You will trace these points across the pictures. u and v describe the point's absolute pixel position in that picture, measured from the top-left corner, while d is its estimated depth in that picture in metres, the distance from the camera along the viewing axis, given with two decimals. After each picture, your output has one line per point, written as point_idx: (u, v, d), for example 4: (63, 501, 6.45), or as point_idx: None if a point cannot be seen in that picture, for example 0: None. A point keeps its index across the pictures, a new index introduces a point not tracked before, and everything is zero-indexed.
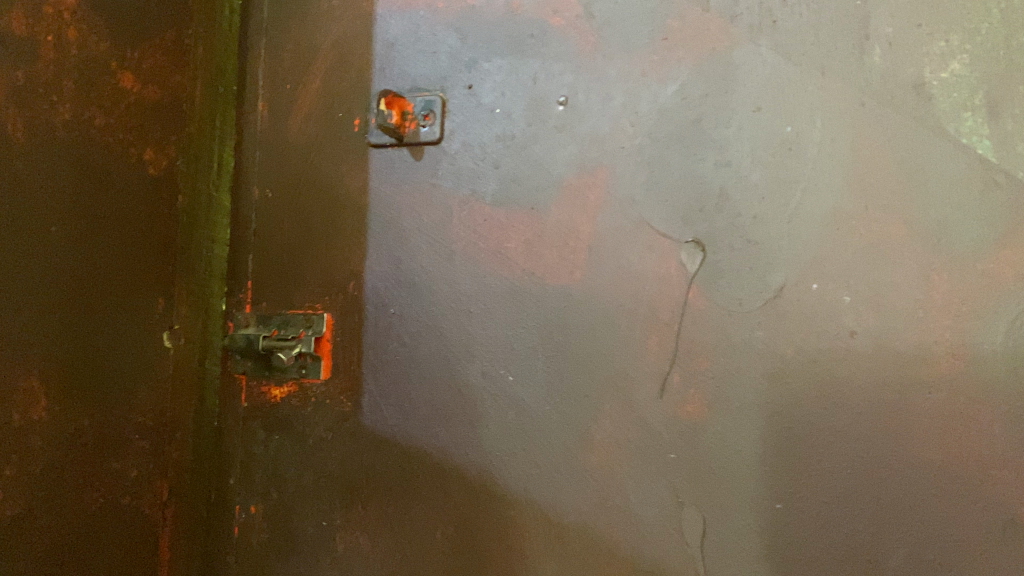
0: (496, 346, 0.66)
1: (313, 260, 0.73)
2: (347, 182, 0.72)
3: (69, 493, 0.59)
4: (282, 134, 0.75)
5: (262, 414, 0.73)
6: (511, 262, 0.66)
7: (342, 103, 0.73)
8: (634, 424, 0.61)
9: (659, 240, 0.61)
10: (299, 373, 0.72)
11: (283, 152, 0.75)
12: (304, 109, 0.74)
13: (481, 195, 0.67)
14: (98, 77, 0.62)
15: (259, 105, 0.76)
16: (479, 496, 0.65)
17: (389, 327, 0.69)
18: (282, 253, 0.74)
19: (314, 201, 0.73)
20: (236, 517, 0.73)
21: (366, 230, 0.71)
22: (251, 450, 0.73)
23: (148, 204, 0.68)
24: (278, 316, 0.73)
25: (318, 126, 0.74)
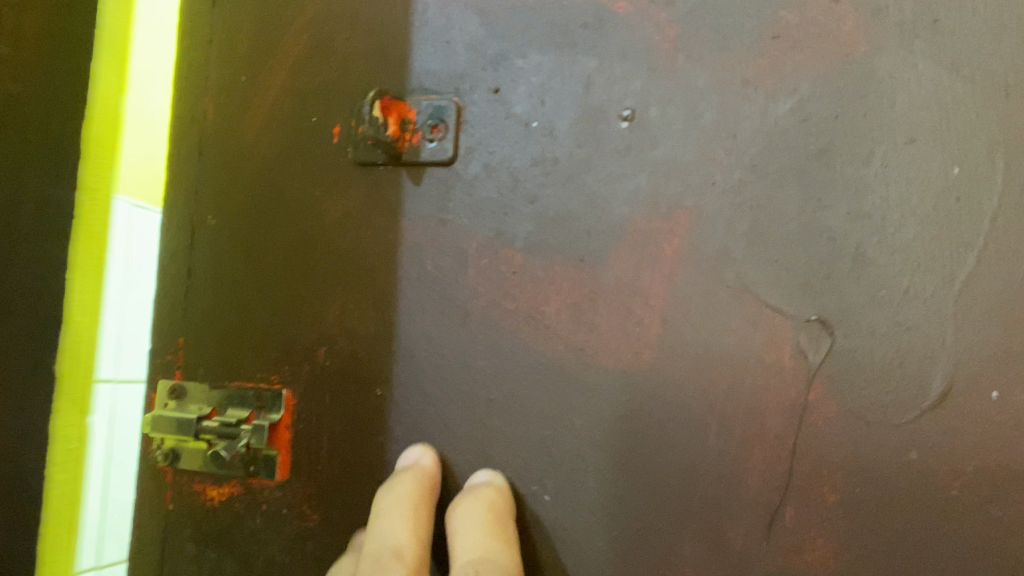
0: (527, 450, 0.48)
1: (269, 313, 0.54)
2: (321, 210, 0.53)
3: None
4: (234, 141, 0.56)
5: (192, 523, 0.54)
6: (551, 334, 0.48)
7: (318, 105, 0.54)
8: (725, 572, 0.43)
9: (766, 314, 0.44)
10: (245, 472, 0.53)
11: (234, 165, 0.56)
12: (263, 109, 0.55)
13: (508, 238, 0.49)
14: None
15: (204, 100, 0.57)
16: None
17: (378, 413, 0.51)
18: (225, 299, 0.55)
19: (274, 233, 0.54)
20: None
21: (344, 276, 0.52)
22: (177, 571, 0.54)
23: None
24: (218, 390, 0.54)
25: (283, 132, 0.55)
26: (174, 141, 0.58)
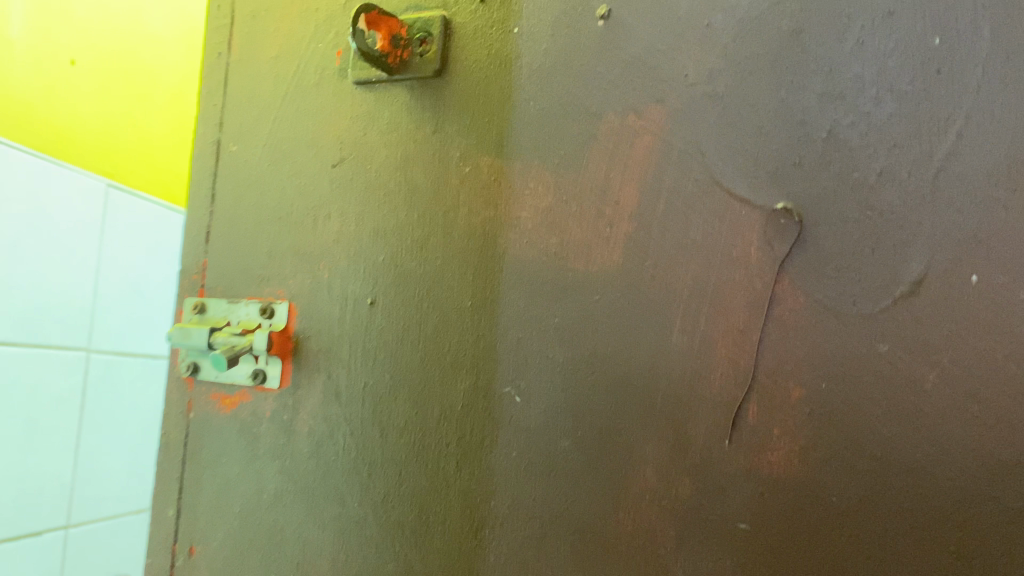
0: (499, 351, 0.47)
1: (278, 232, 0.56)
2: (323, 130, 0.55)
3: None
4: (253, 71, 0.59)
5: (207, 430, 0.56)
6: (527, 236, 0.48)
7: (323, 30, 0.56)
8: (685, 472, 0.42)
9: (734, 207, 0.42)
10: (253, 380, 0.54)
11: (250, 93, 0.59)
12: (277, 39, 0.58)
13: (489, 145, 0.49)
14: None
15: (228, 37, 0.60)
16: (466, 561, 0.47)
17: (366, 322, 0.52)
18: (243, 221, 0.58)
19: (285, 156, 0.57)
20: (174, 559, 0.56)
21: (342, 192, 0.54)
22: (193, 475, 0.56)
23: None
24: (231, 305, 0.57)
25: (292, 58, 0.57)
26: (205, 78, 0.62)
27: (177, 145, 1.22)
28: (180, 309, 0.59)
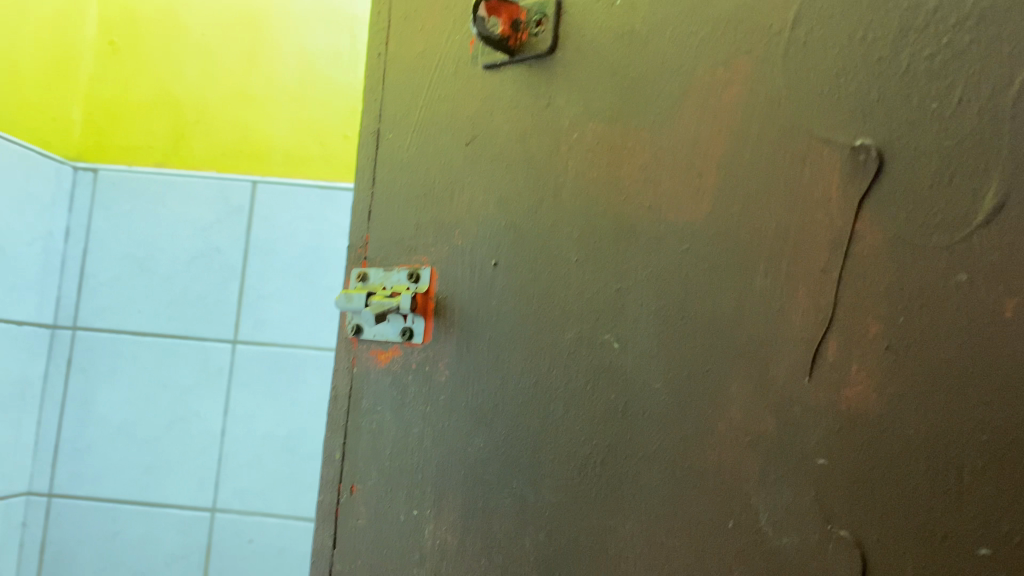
0: (599, 300, 0.50)
1: (423, 205, 0.61)
2: (459, 110, 0.60)
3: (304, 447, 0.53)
4: (404, 61, 0.64)
5: (363, 382, 0.62)
6: (624, 195, 0.50)
7: (457, 21, 0.61)
8: (768, 409, 0.43)
9: (817, 149, 0.43)
10: (401, 337, 0.59)
11: (400, 85, 0.64)
12: (423, 34, 0.63)
13: (593, 112, 0.52)
14: None
15: (383, 33, 0.67)
16: (570, 497, 0.49)
17: (490, 282, 0.56)
18: (395, 197, 0.63)
19: (430, 136, 0.62)
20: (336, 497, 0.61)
21: (473, 164, 0.58)
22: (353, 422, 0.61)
23: None
24: (385, 271, 0.62)
25: (434, 48, 0.62)
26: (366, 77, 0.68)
27: (155, 110, 1.17)
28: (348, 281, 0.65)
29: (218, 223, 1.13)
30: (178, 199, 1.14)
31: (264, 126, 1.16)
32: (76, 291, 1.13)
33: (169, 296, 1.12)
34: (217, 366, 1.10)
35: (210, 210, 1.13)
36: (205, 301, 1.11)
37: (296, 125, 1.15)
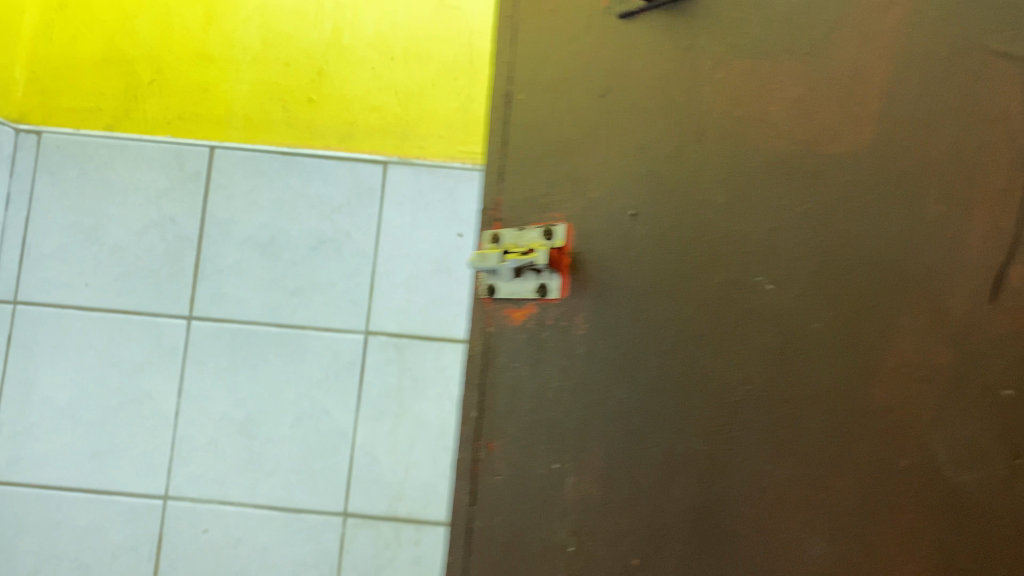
0: (751, 241, 0.49)
1: (555, 161, 0.61)
2: (593, 61, 0.59)
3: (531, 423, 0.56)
4: (530, 16, 0.64)
5: (499, 337, 0.62)
6: (776, 132, 0.49)
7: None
8: (943, 341, 0.41)
9: (992, 62, 0.40)
10: (538, 293, 0.60)
11: (530, 42, 0.64)
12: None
13: (739, 49, 0.51)
14: None
15: None
16: (727, 445, 0.48)
17: (627, 232, 0.55)
18: (523, 153, 0.63)
19: (559, 91, 0.61)
20: (476, 452, 0.62)
21: (609, 116, 0.58)
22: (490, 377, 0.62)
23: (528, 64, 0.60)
24: (516, 230, 0.62)
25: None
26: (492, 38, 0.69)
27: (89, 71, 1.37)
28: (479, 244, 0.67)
29: (173, 188, 1.32)
30: (128, 166, 1.32)
31: (228, 89, 1.35)
32: (19, 266, 1.30)
33: (115, 265, 1.30)
34: (170, 345, 1.29)
35: (160, 174, 1.32)
36: (159, 274, 1.30)
37: (255, 86, 1.35)
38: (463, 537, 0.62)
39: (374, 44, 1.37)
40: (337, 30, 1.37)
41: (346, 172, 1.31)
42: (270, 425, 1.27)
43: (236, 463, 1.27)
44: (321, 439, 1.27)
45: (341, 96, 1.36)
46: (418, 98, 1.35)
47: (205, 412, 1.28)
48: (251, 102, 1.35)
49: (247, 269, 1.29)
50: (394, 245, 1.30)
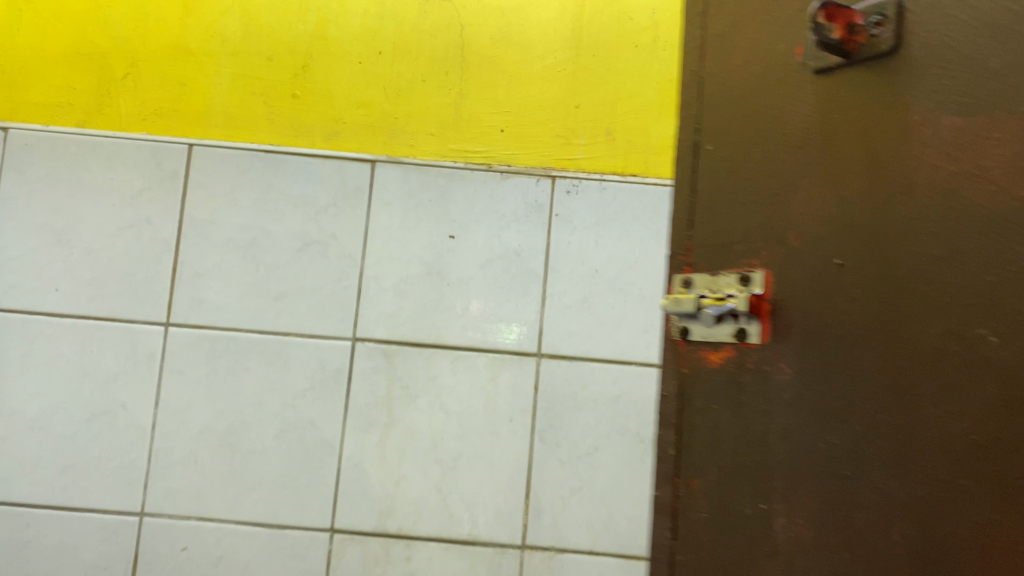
0: (976, 302, 0.56)
1: (759, 208, 0.77)
2: (791, 117, 0.74)
3: (752, 478, 0.74)
4: (728, 83, 0.83)
5: (702, 373, 0.82)
6: (987, 184, 0.56)
7: (779, 35, 0.77)
8: None
9: None
10: (738, 337, 0.77)
11: (728, 107, 0.83)
12: (740, 54, 0.82)
13: (948, 108, 0.59)
14: (774, 49, 0.77)
15: (707, 60, 0.87)
16: (953, 486, 0.56)
17: (834, 278, 0.67)
18: (727, 193, 0.81)
19: (759, 143, 0.78)
20: (684, 487, 0.83)
21: (813, 171, 0.71)
22: (695, 419, 0.82)
23: (763, 142, 0.77)
24: (721, 276, 0.80)
25: (759, 68, 0.79)
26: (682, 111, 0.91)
27: (55, 65, 1.75)
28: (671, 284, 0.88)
29: (149, 186, 1.69)
30: (104, 171, 1.70)
31: (205, 84, 1.75)
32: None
33: (85, 268, 1.66)
34: (147, 351, 1.64)
35: (128, 177, 1.70)
36: (136, 276, 1.66)
37: (230, 81, 1.75)
38: (667, 565, 0.84)
39: (360, 38, 1.77)
40: (322, 23, 1.77)
41: (333, 169, 1.70)
42: (249, 441, 1.63)
43: (221, 476, 1.62)
44: (305, 449, 1.62)
45: (326, 93, 1.75)
46: (405, 97, 1.75)
47: (188, 425, 1.63)
48: (237, 99, 1.74)
49: (221, 271, 1.66)
50: (384, 244, 1.67)
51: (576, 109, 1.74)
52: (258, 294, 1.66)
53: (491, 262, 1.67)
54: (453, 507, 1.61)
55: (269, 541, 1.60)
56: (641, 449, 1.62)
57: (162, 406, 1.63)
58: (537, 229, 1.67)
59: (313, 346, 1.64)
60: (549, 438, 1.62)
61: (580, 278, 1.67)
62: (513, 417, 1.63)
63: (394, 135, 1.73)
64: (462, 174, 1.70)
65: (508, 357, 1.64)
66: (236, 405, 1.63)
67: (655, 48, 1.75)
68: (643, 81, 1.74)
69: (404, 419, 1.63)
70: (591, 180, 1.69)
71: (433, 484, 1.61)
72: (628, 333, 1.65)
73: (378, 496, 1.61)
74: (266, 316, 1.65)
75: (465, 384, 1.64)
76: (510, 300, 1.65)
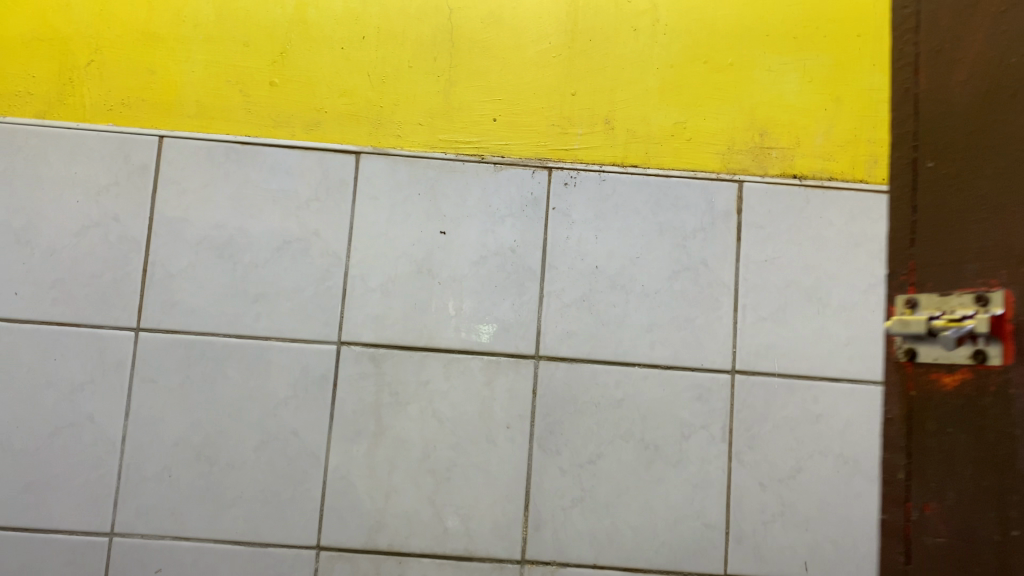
0: None
1: (994, 220, 0.97)
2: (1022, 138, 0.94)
3: (992, 499, 0.94)
4: (951, 101, 1.04)
5: (931, 392, 1.04)
6: None
7: (1011, 50, 0.96)
8: None
9: None
10: (982, 358, 0.96)
11: (948, 117, 1.05)
12: (962, 69, 1.03)
13: None
14: (1003, 77, 0.97)
15: (924, 79, 1.09)
16: None
17: None
18: (958, 205, 1.02)
19: (989, 161, 0.98)
20: (914, 512, 1.05)
21: None
22: (926, 442, 1.04)
23: (997, 169, 0.97)
24: (954, 296, 1.01)
25: (984, 89, 1.00)
26: (895, 125, 1.13)
27: (46, 47, 1.88)
28: (894, 303, 1.10)
29: (112, 183, 1.85)
30: (50, 180, 1.84)
31: (175, 70, 1.89)
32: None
33: (44, 268, 1.82)
34: (111, 360, 1.81)
35: (69, 178, 1.84)
36: (103, 278, 1.82)
37: (204, 66, 1.90)
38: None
39: (342, 21, 1.92)
40: (300, 8, 1.92)
41: (313, 160, 1.87)
42: (225, 453, 1.80)
43: (196, 494, 1.79)
44: (287, 461, 1.80)
45: (307, 80, 1.91)
46: (387, 86, 1.91)
47: (163, 437, 1.80)
48: (212, 84, 1.90)
49: (206, 270, 1.83)
50: (371, 241, 1.85)
51: (572, 97, 1.92)
52: (236, 300, 1.83)
53: (486, 259, 1.85)
54: (448, 522, 1.80)
55: (252, 560, 1.78)
56: (645, 457, 1.82)
57: (132, 415, 1.80)
58: (532, 224, 1.87)
59: (295, 351, 1.82)
60: (548, 446, 1.82)
61: (580, 274, 1.86)
62: (511, 424, 1.82)
63: (378, 125, 1.90)
64: (451, 165, 1.88)
65: (505, 361, 1.83)
66: (214, 416, 1.80)
67: (654, 32, 1.93)
68: (643, 68, 1.93)
69: (392, 429, 1.81)
70: (590, 172, 1.89)
71: (425, 497, 1.80)
72: (631, 335, 1.85)
73: (370, 511, 1.79)
74: (244, 318, 1.82)
75: (460, 391, 1.82)
76: (505, 299, 1.84)
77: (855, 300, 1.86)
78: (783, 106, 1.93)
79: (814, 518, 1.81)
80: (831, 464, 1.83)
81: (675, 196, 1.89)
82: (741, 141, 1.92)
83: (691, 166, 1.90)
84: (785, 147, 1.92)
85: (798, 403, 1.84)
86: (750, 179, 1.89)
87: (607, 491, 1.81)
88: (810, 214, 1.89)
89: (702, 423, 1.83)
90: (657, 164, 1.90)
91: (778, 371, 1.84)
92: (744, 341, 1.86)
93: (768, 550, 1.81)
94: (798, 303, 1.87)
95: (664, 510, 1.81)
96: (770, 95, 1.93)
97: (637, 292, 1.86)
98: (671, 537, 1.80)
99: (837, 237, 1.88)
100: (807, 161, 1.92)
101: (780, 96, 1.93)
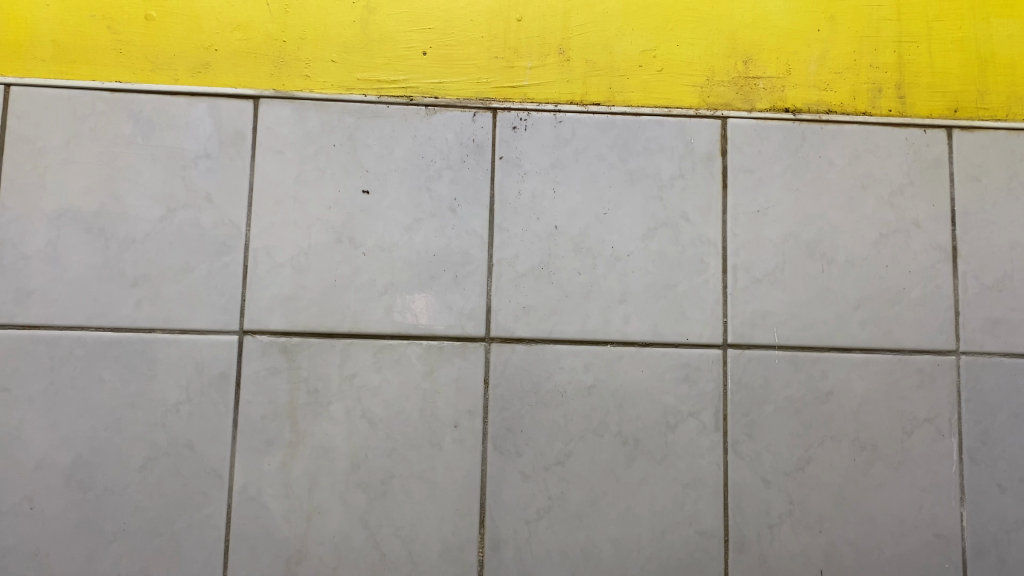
0: None
1: None
2: None
3: None
4: None
5: None
6: None
7: None
8: None
9: None
10: None
11: None
12: None
13: None
14: None
15: None
16: None
17: None
18: None
19: None
20: None
21: None
22: None
23: None
24: None
25: None
26: None
27: None
28: None
29: None
30: None
31: (25, 6, 1.66)
32: None
33: None
34: None
35: None
36: None
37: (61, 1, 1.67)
38: None
39: None
40: None
41: (204, 108, 1.65)
42: (103, 478, 1.55)
43: (69, 527, 1.53)
44: (182, 483, 1.55)
45: (192, 14, 1.69)
46: (294, 18, 1.69)
47: (20, 459, 1.54)
48: (72, 21, 1.67)
49: (70, 246, 1.59)
50: (279, 207, 1.62)
51: (518, 22, 1.72)
52: (110, 280, 1.59)
53: (420, 222, 1.64)
54: (386, 546, 1.56)
55: None
56: (623, 455, 1.59)
57: None
58: (476, 179, 1.65)
59: (186, 347, 1.58)
60: (506, 449, 1.58)
61: (535, 238, 1.64)
62: (459, 424, 1.58)
63: (280, 64, 1.67)
64: (373, 109, 1.66)
65: (447, 347, 1.60)
66: (86, 436, 1.55)
67: None
68: None
69: (313, 437, 1.57)
70: (544, 113, 1.68)
71: (356, 518, 1.56)
72: (601, 308, 1.62)
73: (288, 539, 1.55)
74: (122, 307, 1.58)
75: (393, 385, 1.59)
76: (444, 273, 1.62)
77: (865, 255, 1.67)
78: (763, 27, 1.74)
79: (831, 518, 1.60)
80: (847, 451, 1.61)
81: (648, 138, 1.69)
82: (722, 70, 1.72)
83: (664, 104, 1.70)
84: (773, 76, 1.73)
85: (804, 379, 1.62)
86: (735, 115, 1.70)
87: (579, 499, 1.58)
88: (807, 152, 1.70)
89: (689, 410, 1.60)
90: (623, 100, 1.70)
91: (778, 343, 1.63)
92: (738, 307, 1.64)
93: (775, 560, 1.58)
94: (799, 262, 1.66)
95: (648, 519, 1.58)
96: (754, 15, 1.74)
97: (604, 256, 1.64)
98: (658, 550, 1.58)
99: (841, 180, 1.69)
100: (800, 93, 1.73)
101: (763, 14, 1.74)
